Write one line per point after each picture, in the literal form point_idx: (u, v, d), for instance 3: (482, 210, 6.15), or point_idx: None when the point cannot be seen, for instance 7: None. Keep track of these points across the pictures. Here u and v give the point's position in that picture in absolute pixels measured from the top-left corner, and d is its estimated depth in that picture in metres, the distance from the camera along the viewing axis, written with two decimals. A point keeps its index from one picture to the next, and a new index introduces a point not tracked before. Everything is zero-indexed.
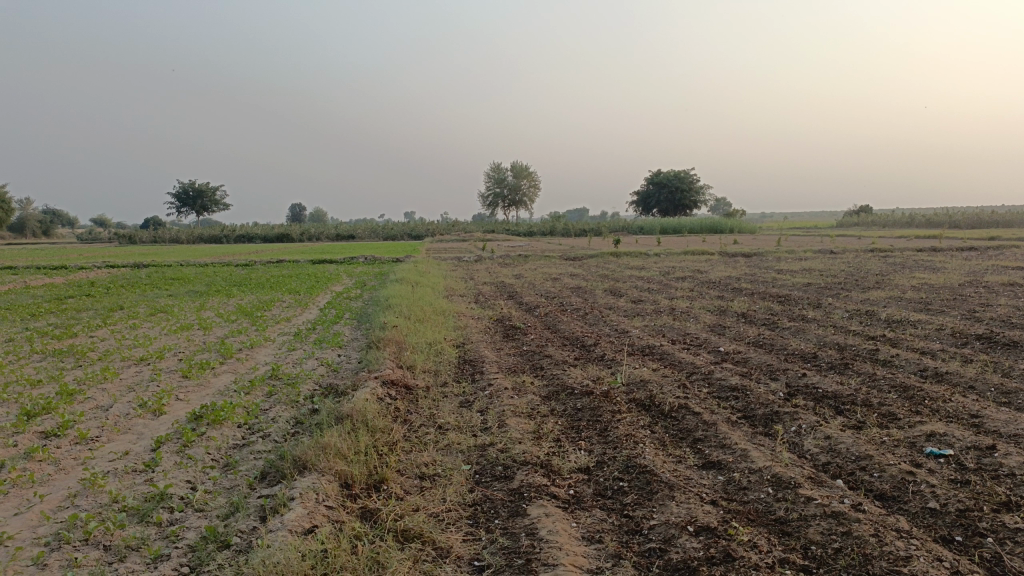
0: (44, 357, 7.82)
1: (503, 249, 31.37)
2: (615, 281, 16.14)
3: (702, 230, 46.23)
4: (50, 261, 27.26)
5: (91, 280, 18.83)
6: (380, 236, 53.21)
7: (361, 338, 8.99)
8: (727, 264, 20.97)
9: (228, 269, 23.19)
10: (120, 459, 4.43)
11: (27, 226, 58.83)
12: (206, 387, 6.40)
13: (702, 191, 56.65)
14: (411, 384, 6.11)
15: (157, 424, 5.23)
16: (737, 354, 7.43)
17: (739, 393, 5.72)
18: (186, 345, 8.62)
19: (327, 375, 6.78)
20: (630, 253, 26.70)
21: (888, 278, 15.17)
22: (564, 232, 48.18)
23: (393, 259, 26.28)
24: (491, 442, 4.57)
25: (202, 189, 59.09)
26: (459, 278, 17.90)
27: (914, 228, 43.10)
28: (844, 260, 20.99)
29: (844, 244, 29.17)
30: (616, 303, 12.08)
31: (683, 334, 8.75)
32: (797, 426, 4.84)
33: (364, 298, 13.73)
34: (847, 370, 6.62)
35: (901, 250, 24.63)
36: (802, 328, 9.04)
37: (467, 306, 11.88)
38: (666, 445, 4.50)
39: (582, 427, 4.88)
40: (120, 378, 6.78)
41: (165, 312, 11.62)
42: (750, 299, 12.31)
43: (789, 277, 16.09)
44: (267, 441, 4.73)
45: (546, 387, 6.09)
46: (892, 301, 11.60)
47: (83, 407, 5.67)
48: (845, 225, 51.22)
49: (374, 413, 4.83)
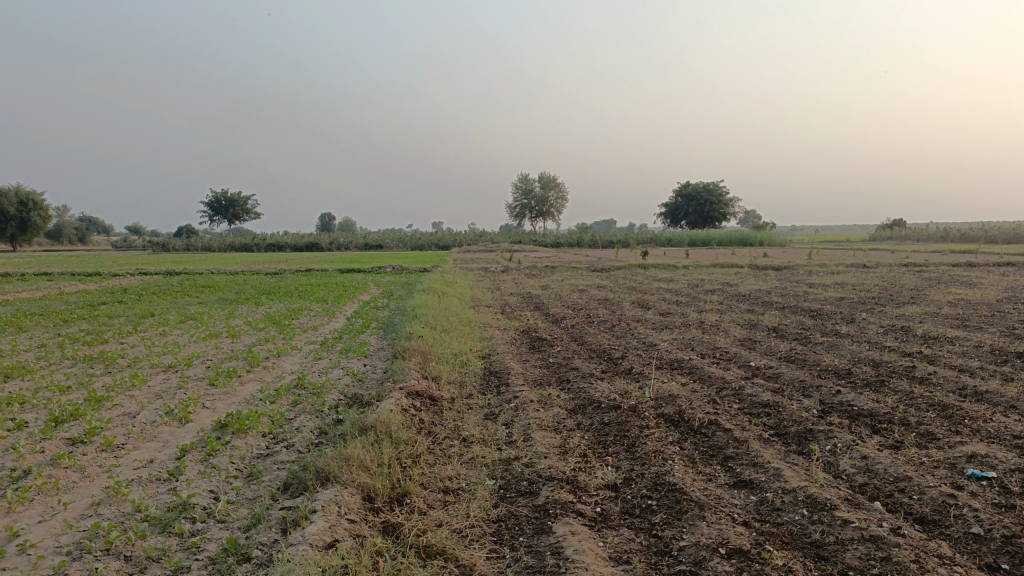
0: (75, 363, 7.90)
1: (530, 260, 31.33)
2: (643, 293, 16.01)
3: (731, 242, 45.80)
4: (85, 268, 27.77)
5: (124, 287, 19.10)
6: (408, 245, 53.46)
7: (387, 347, 8.96)
8: (758, 276, 20.70)
9: (258, 277, 23.41)
10: (144, 468, 4.43)
11: (63, 234, 60.10)
12: (232, 395, 6.40)
13: (731, 203, 56.21)
14: (437, 395, 6.06)
15: (182, 432, 5.22)
16: (768, 369, 7.27)
17: (771, 409, 5.58)
18: (214, 352, 8.66)
19: (353, 385, 6.75)
20: (658, 265, 26.50)
21: (923, 293, 14.86)
22: (591, 243, 48.07)
23: (420, 269, 26.31)
24: (516, 456, 4.49)
25: (234, 198, 59.90)
26: (486, 288, 17.87)
27: (949, 243, 42.32)
28: (878, 274, 20.62)
29: (877, 258, 28.69)
30: (644, 316, 11.95)
31: (713, 348, 8.60)
32: (833, 445, 4.70)
33: (390, 308, 13.73)
34: (883, 387, 6.44)
35: (936, 264, 24.16)
36: (835, 343, 8.84)
37: (493, 317, 11.83)
38: (696, 463, 4.39)
39: (609, 442, 4.78)
40: (148, 385, 6.81)
41: (195, 320, 11.71)
42: (782, 313, 12.10)
43: (821, 290, 15.83)
44: (291, 451, 4.70)
45: (573, 400, 6.00)
46: (928, 316, 11.34)
47: (110, 414, 5.69)
48: (878, 238, 50.43)
49: (398, 424, 4.78)
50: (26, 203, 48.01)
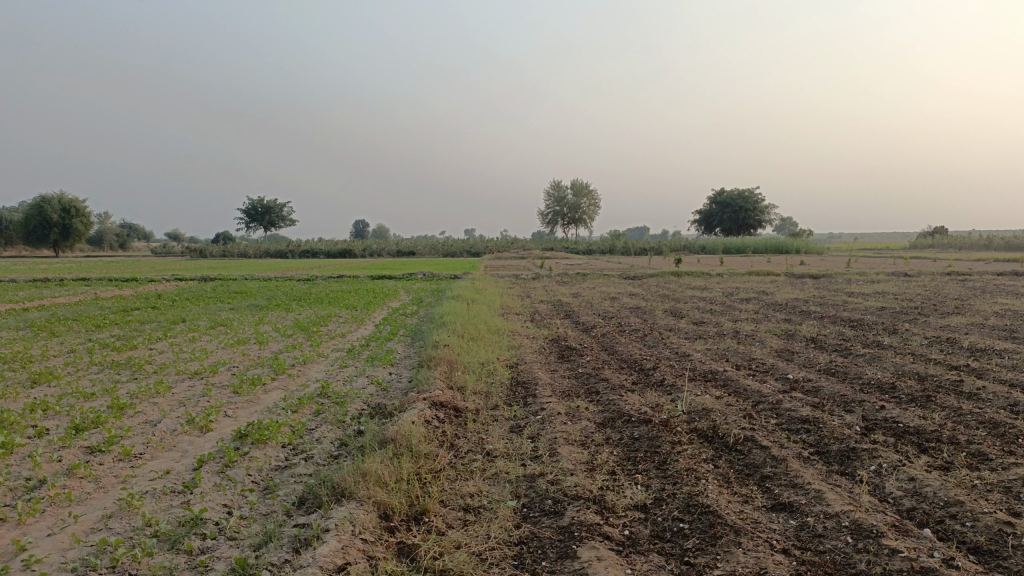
0: (102, 369, 7.89)
1: (562, 266, 31.14)
2: (675, 301, 15.73)
3: (766, 250, 45.10)
4: (122, 274, 28.17)
5: (158, 292, 19.29)
6: (440, 252, 53.57)
7: (413, 355, 8.83)
8: (795, 285, 20.27)
9: (290, 283, 23.51)
10: (159, 479, 4.32)
11: (104, 240, 61.41)
12: (255, 404, 6.30)
13: (767, 210, 55.44)
14: (461, 406, 5.89)
15: (202, 442, 5.12)
16: (807, 382, 6.98)
17: (811, 426, 5.32)
18: (240, 359, 8.60)
19: (376, 395, 6.61)
20: (691, 273, 26.06)
21: (968, 304, 14.35)
22: (624, 251, 47.73)
23: (451, 276, 26.33)
24: (541, 472, 4.30)
25: (270, 205, 60.66)
26: (516, 295, 17.70)
27: (992, 251, 41.28)
28: (920, 283, 20.06)
29: (918, 266, 28.03)
30: (677, 325, 11.68)
31: (749, 359, 8.31)
32: (877, 465, 4.43)
33: (419, 315, 13.62)
34: (929, 403, 6.12)
35: (980, 273, 23.48)
36: (877, 355, 8.49)
37: (522, 325, 11.65)
38: (730, 483, 4.16)
39: (639, 459, 4.57)
40: (172, 392, 6.74)
41: (225, 326, 11.69)
42: (820, 323, 11.75)
43: (861, 300, 15.39)
44: (309, 464, 4.56)
45: (602, 413, 5.78)
46: (974, 328, 10.91)
47: (131, 422, 5.62)
48: (919, 246, 49.36)
49: (420, 437, 4.62)
50: (70, 209, 49.08)
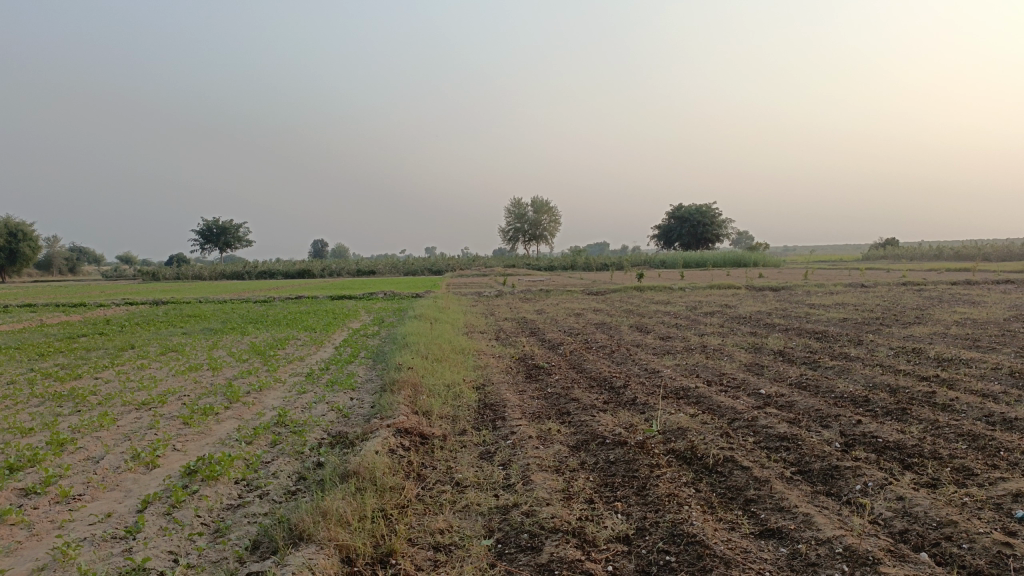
0: (42, 402, 7.40)
1: (524, 284, 30.95)
2: (640, 317, 15.63)
3: (725, 264, 45.54)
4: (70, 298, 27.22)
5: (106, 317, 18.58)
6: (402, 271, 53.07)
7: (375, 379, 8.51)
8: (757, 298, 20.35)
9: (246, 305, 22.93)
10: (99, 524, 3.96)
11: (53, 264, 59.60)
12: (207, 435, 5.93)
13: (724, 224, 56.17)
14: (427, 432, 5.60)
15: (147, 480, 4.75)
16: (780, 397, 6.83)
17: (790, 443, 5.15)
18: (192, 387, 8.19)
19: (337, 423, 6.28)
20: (654, 287, 26.08)
21: (927, 314, 14.49)
22: (586, 266, 47.83)
23: (412, 295, 25.97)
24: (515, 503, 4.05)
25: (225, 225, 59.58)
26: (479, 314, 17.45)
27: (941, 261, 42.37)
28: (878, 294, 20.31)
29: (874, 278, 28.51)
30: (644, 340, 11.53)
31: (719, 375, 8.16)
32: (863, 485, 4.27)
33: (381, 336, 13.27)
34: (905, 416, 6.00)
35: (933, 283, 23.91)
36: (846, 367, 8.41)
37: (488, 344, 11.38)
38: (713, 508, 3.95)
39: (617, 485, 4.34)
40: (118, 425, 6.33)
41: (177, 352, 11.21)
42: (785, 335, 11.72)
43: (823, 312, 15.46)
44: (265, 502, 4.24)
45: (575, 436, 5.54)
46: (936, 337, 10.94)
47: (71, 460, 5.22)
48: (871, 258, 50.47)
49: (384, 468, 4.33)
50: (16, 233, 47.40)
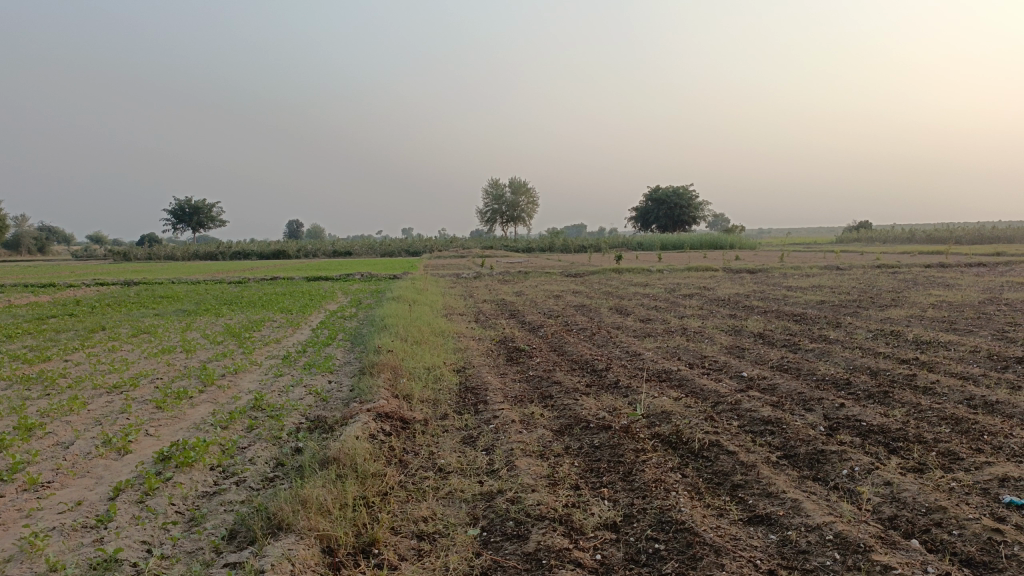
0: (10, 385, 7.18)
1: (502, 265, 30.86)
2: (619, 299, 15.60)
3: (701, 246, 45.69)
4: (39, 279, 26.62)
5: (77, 298, 18.23)
6: (378, 252, 52.70)
7: (354, 361, 8.38)
8: (734, 280, 20.39)
9: (220, 286, 22.61)
10: (69, 513, 3.82)
11: (22, 243, 58.42)
12: (181, 420, 5.77)
13: (700, 207, 56.36)
14: (408, 416, 5.50)
15: (118, 466, 4.60)
16: (763, 380, 6.81)
17: (774, 427, 5.11)
18: (165, 370, 8.00)
19: (315, 407, 6.14)
20: (631, 269, 26.07)
21: (903, 296, 14.61)
22: (563, 248, 47.80)
23: (389, 276, 25.81)
24: (499, 490, 3.96)
25: (198, 205, 58.68)
26: (458, 295, 17.34)
27: (914, 244, 42.85)
28: (854, 276, 20.46)
29: (848, 260, 28.63)
30: (624, 323, 11.48)
31: (701, 357, 8.13)
32: (850, 469, 4.24)
33: (358, 317, 13.11)
34: (887, 400, 6.00)
35: (908, 266, 24.16)
36: (826, 350, 8.41)
37: (468, 326, 11.28)
38: (701, 494, 3.89)
39: (602, 470, 4.27)
40: (88, 410, 6.14)
41: (149, 334, 10.97)
42: (765, 318, 11.73)
43: (801, 294, 15.52)
44: (242, 489, 4.12)
45: (558, 420, 5.47)
46: (913, 320, 11.01)
47: (39, 445, 5.05)
48: (845, 241, 50.96)
49: (365, 455, 4.22)
50: None
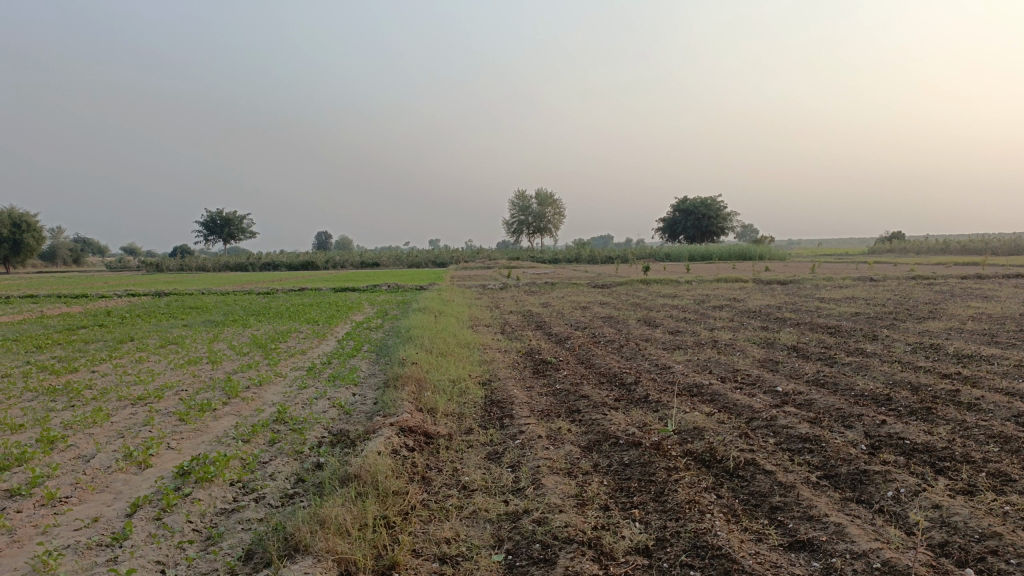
0: (35, 396, 7.16)
1: (528, 277, 30.75)
2: (647, 310, 15.37)
3: (730, 257, 45.20)
4: (72, 290, 27.02)
5: (107, 309, 18.41)
6: (405, 263, 52.86)
7: (378, 374, 8.28)
8: (765, 292, 20.04)
9: (248, 297, 22.80)
10: (84, 530, 3.73)
11: (58, 254, 59.55)
12: (203, 433, 5.70)
13: (729, 217, 55.84)
14: (432, 431, 5.36)
15: (138, 481, 4.52)
16: (798, 395, 6.57)
17: (813, 445, 4.89)
18: (190, 381, 7.95)
19: (338, 420, 6.04)
20: (659, 280, 25.80)
21: (941, 308, 14.19)
22: (589, 259, 47.60)
23: (416, 287, 25.78)
24: (525, 510, 3.81)
25: (229, 217, 59.40)
26: (483, 306, 17.28)
27: (948, 254, 42.08)
28: (888, 288, 20.01)
29: (881, 271, 28.09)
30: (653, 335, 11.27)
31: (733, 371, 7.90)
32: (895, 491, 4.02)
33: (384, 329, 13.03)
34: (931, 416, 5.75)
35: (943, 277, 23.62)
36: (863, 364, 8.14)
37: (494, 338, 11.15)
38: (737, 517, 3.70)
39: (633, 490, 4.10)
40: (111, 422, 6.09)
41: (176, 345, 10.97)
42: (798, 330, 11.43)
43: (834, 306, 15.17)
44: (261, 507, 4.01)
45: (586, 436, 5.30)
46: (952, 333, 10.66)
47: (61, 459, 4.99)
48: (877, 251, 50.12)
49: (387, 471, 4.10)
50: (21, 223, 47.43)
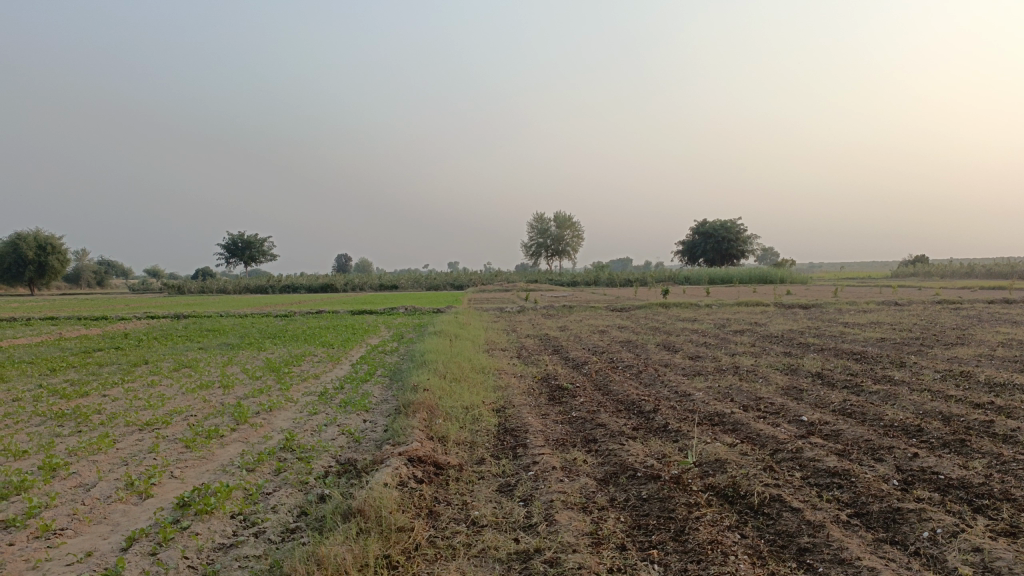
0: (43, 421, 7.06)
1: (547, 300, 30.51)
2: (667, 335, 15.14)
3: (751, 280, 44.76)
4: (93, 311, 27.23)
5: (125, 331, 18.47)
6: (424, 286, 52.86)
7: (390, 400, 8.11)
8: (787, 316, 19.69)
9: (266, 319, 22.89)
10: (76, 566, 3.57)
11: (82, 276, 60.29)
12: (207, 462, 5.54)
13: (749, 240, 55.45)
14: (442, 461, 5.17)
15: (137, 512, 4.37)
16: (825, 425, 6.30)
17: (842, 480, 4.65)
18: (200, 406, 7.82)
19: (347, 449, 5.86)
20: (678, 304, 25.48)
21: (970, 334, 13.81)
22: (608, 282, 47.33)
23: (434, 310, 25.71)
24: (537, 548, 3.60)
25: (251, 239, 59.88)
26: (500, 330, 17.06)
27: (974, 279, 41.43)
28: (914, 312, 19.60)
29: (907, 295, 27.49)
30: (672, 360, 11.04)
31: (755, 399, 7.65)
32: (931, 532, 3.77)
33: (399, 353, 12.88)
34: (965, 449, 5.47)
35: (970, 301, 23.19)
36: (891, 392, 7.85)
37: (509, 363, 10.96)
38: (763, 560, 3.47)
39: (651, 528, 3.88)
40: (116, 448, 5.96)
41: (189, 369, 10.86)
42: (822, 356, 11.15)
43: (859, 331, 14.83)
44: (260, 542, 3.84)
45: (603, 467, 5.09)
46: (983, 360, 10.32)
47: (60, 487, 4.86)
48: (900, 275, 49.46)
49: (392, 505, 3.92)
50: (46, 246, 48.04)
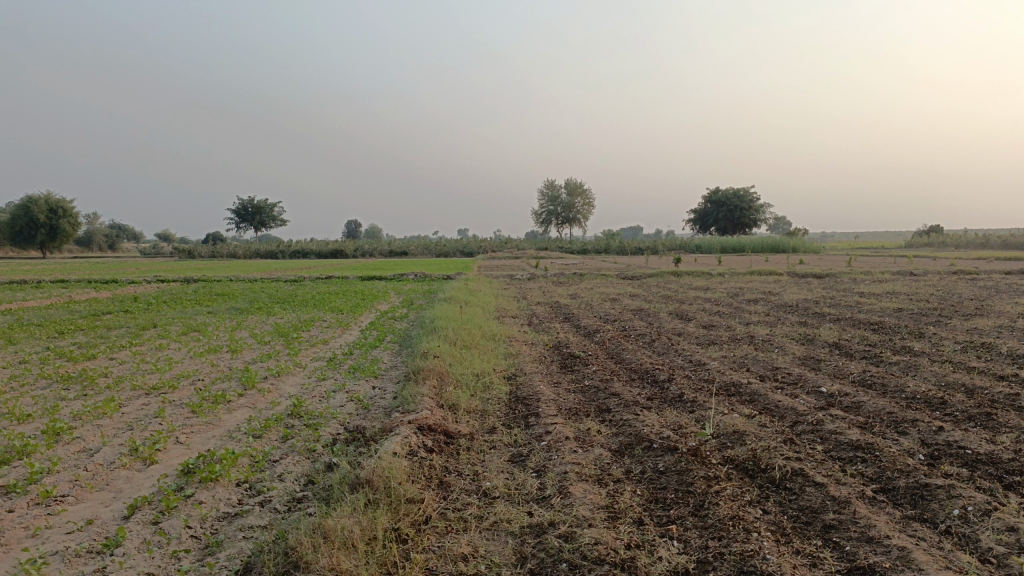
0: (49, 384, 6.97)
1: (557, 267, 30.26)
2: (679, 303, 14.94)
3: (763, 249, 44.33)
4: (103, 275, 27.20)
5: (134, 295, 18.39)
6: (433, 253, 52.65)
7: (400, 366, 7.98)
8: (801, 285, 19.42)
9: (276, 284, 22.77)
10: (76, 534, 3.46)
11: (94, 240, 60.33)
12: (213, 427, 5.43)
13: (762, 209, 54.86)
14: (453, 430, 5.03)
15: (140, 479, 4.26)
16: (845, 397, 6.12)
17: (866, 454, 4.49)
18: (207, 371, 7.71)
19: (355, 416, 5.74)
20: (690, 272, 25.21)
21: (989, 304, 13.56)
22: (619, 250, 47.00)
23: (444, 276, 25.55)
24: (551, 522, 3.47)
25: (261, 205, 59.68)
26: (511, 297, 16.90)
27: (989, 249, 40.91)
28: (931, 282, 19.28)
29: (922, 265, 27.10)
30: (686, 329, 10.86)
31: (772, 369, 7.48)
32: (962, 510, 3.61)
33: (409, 319, 12.75)
34: (991, 423, 5.29)
35: (988, 272, 22.83)
36: (912, 364, 7.65)
37: (520, 330, 10.81)
38: (787, 537, 3.33)
39: (669, 502, 3.74)
40: (122, 413, 5.87)
41: (198, 333, 10.76)
42: (840, 326, 10.94)
43: (876, 301, 14.57)
44: (265, 512, 3.73)
45: (617, 438, 4.94)
46: (1005, 331, 10.07)
47: (63, 452, 4.75)
48: (915, 244, 48.92)
49: (401, 475, 3.79)
50: (57, 210, 48.02)
